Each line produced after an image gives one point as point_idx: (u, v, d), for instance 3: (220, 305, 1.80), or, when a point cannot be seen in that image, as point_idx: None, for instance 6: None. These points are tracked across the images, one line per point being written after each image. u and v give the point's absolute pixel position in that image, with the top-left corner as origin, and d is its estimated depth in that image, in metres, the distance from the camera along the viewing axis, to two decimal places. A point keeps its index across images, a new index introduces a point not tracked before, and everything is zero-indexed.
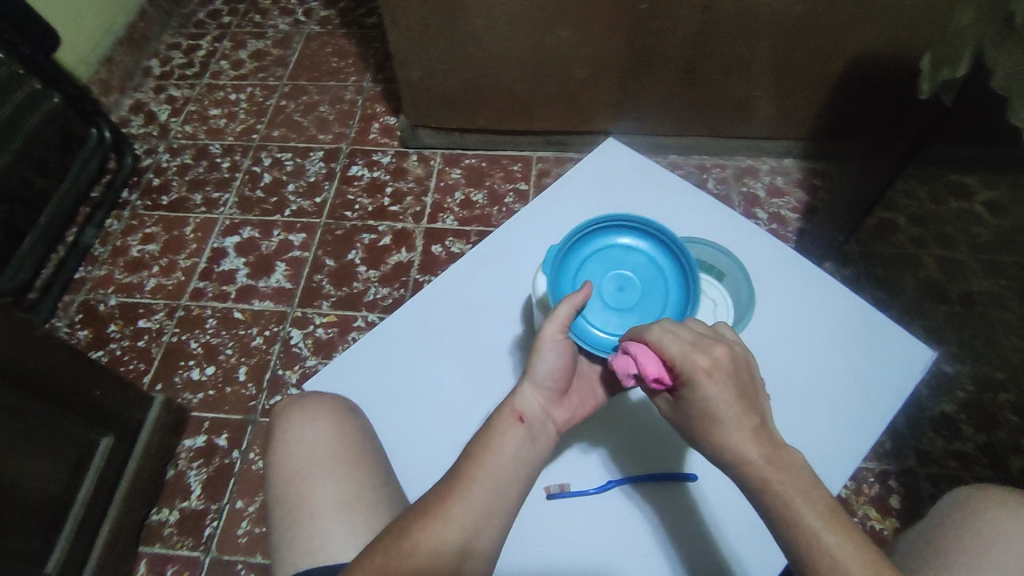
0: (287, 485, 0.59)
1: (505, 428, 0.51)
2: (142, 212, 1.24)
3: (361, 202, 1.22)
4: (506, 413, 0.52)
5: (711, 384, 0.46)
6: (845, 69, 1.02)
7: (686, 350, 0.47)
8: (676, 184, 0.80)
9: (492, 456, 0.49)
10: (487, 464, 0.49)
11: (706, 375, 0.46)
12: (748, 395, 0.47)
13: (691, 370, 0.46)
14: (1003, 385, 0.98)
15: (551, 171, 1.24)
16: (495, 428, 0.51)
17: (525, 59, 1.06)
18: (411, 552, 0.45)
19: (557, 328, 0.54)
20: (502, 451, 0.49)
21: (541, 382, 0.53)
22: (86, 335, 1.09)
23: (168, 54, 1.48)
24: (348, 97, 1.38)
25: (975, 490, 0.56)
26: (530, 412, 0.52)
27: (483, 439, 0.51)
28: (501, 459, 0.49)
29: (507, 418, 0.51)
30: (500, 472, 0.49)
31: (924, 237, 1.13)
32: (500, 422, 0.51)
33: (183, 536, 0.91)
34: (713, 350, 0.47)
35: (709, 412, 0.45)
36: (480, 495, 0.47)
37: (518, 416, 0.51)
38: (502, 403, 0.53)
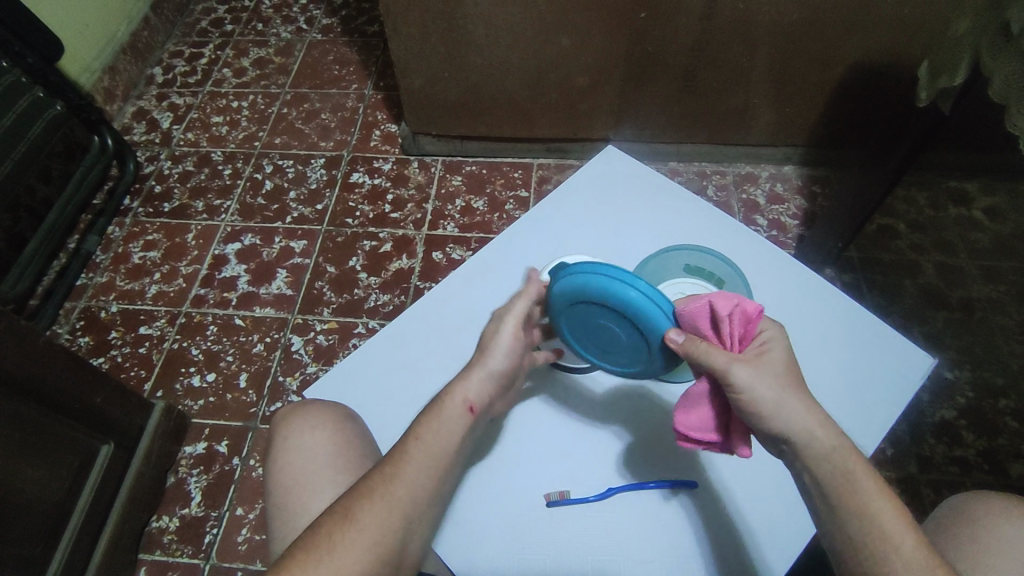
0: (286, 494, 0.59)
1: (454, 415, 0.51)
2: (143, 219, 1.25)
3: (362, 209, 1.23)
4: (456, 399, 0.52)
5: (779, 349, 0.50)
6: (843, 76, 1.03)
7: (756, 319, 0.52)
8: (675, 191, 0.80)
9: (439, 441, 0.50)
10: (433, 449, 0.49)
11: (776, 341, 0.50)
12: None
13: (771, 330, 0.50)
14: (1004, 392, 0.98)
15: (551, 178, 1.24)
16: (443, 412, 0.51)
17: (524, 67, 1.07)
18: (356, 535, 0.45)
19: (513, 331, 0.55)
20: (450, 438, 0.50)
21: (492, 372, 0.54)
22: (87, 342, 1.10)
23: (171, 62, 1.49)
24: (350, 104, 1.38)
25: (969, 497, 0.56)
26: (478, 402, 0.52)
27: (428, 418, 0.51)
28: (448, 445, 0.50)
29: (455, 404, 0.52)
30: (444, 458, 0.49)
31: (924, 243, 1.13)
32: (449, 406, 0.51)
33: (183, 543, 0.91)
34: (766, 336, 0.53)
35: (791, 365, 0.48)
36: (424, 481, 0.48)
37: (468, 406, 0.52)
38: (454, 388, 0.52)
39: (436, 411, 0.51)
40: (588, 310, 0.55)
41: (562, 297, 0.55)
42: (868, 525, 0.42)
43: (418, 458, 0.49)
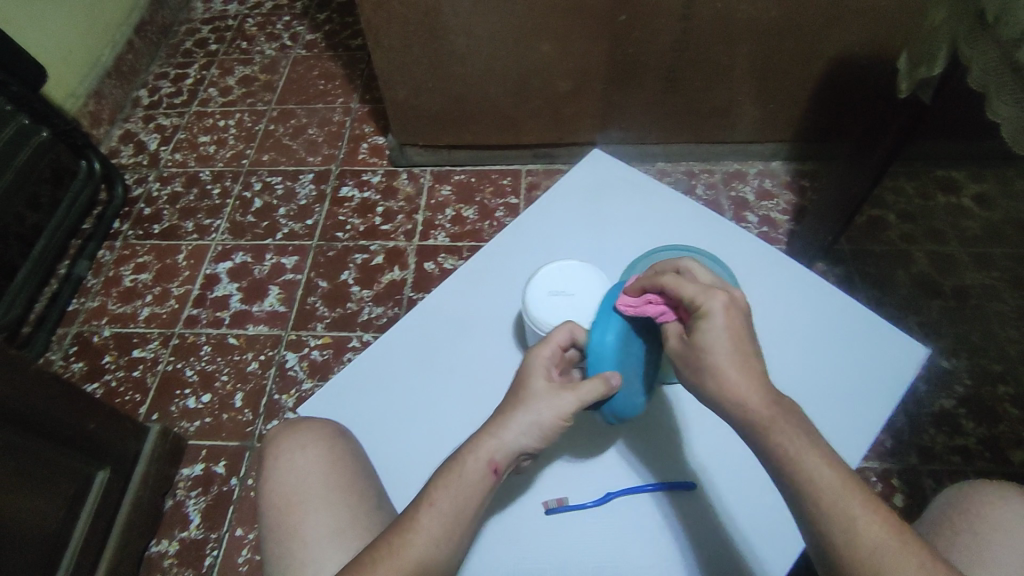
0: (278, 513, 0.58)
1: (476, 476, 0.51)
2: (133, 241, 1.24)
3: (353, 223, 1.22)
4: (481, 460, 0.52)
5: (723, 318, 0.47)
6: (826, 71, 1.03)
7: (701, 286, 0.49)
8: (664, 191, 0.80)
9: (452, 506, 0.50)
10: (448, 516, 0.50)
11: (722, 308, 0.47)
12: (754, 338, 0.48)
13: (707, 303, 0.47)
14: (1001, 377, 0.98)
15: (541, 184, 1.24)
16: (468, 476, 0.51)
17: (508, 74, 1.07)
18: None
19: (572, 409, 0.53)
20: (467, 503, 0.50)
21: (528, 439, 0.53)
22: (81, 368, 1.09)
23: (157, 84, 1.50)
24: (336, 119, 1.39)
25: (982, 484, 0.55)
26: (504, 463, 0.52)
27: (448, 478, 0.51)
28: (465, 510, 0.50)
29: (479, 464, 0.52)
30: (457, 526, 0.50)
31: (914, 233, 1.14)
32: (474, 470, 0.51)
33: (183, 566, 0.90)
34: (730, 293, 0.49)
35: (718, 341, 0.46)
36: (437, 549, 0.48)
37: (493, 468, 0.52)
38: (479, 445, 0.52)
39: (456, 472, 0.51)
40: (630, 349, 0.57)
41: (618, 340, 0.56)
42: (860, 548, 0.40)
43: (427, 521, 0.49)
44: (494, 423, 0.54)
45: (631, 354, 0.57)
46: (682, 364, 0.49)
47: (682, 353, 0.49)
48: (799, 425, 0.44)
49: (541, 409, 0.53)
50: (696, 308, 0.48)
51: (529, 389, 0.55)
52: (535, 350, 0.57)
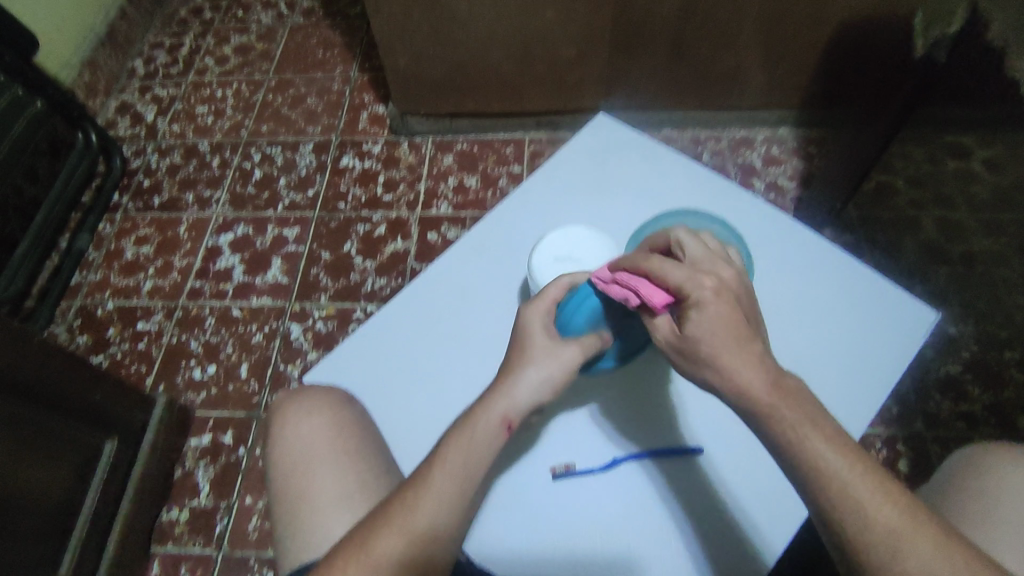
0: (287, 478, 0.59)
1: (490, 434, 0.51)
2: (133, 214, 1.23)
3: (354, 193, 1.21)
4: (494, 418, 0.51)
5: (715, 306, 0.45)
6: (837, 33, 1.00)
7: (688, 272, 0.47)
8: (671, 156, 0.78)
9: (465, 464, 0.50)
10: (461, 476, 0.49)
11: (712, 296, 0.45)
12: (749, 322, 0.45)
13: (695, 291, 0.46)
14: (1008, 344, 0.97)
15: (544, 152, 1.22)
16: (481, 434, 0.51)
17: (510, 39, 1.05)
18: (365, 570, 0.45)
19: (578, 359, 0.54)
20: (479, 463, 0.50)
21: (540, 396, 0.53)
22: (86, 340, 1.09)
23: (152, 54, 1.46)
24: (335, 88, 1.36)
25: (999, 447, 0.55)
26: (517, 419, 0.52)
27: (460, 437, 0.51)
28: (477, 470, 0.50)
29: (492, 423, 0.51)
30: (470, 486, 0.50)
31: (924, 199, 1.12)
32: (488, 428, 0.51)
33: (194, 534, 0.91)
34: (719, 275, 0.47)
35: (711, 330, 0.44)
36: (449, 510, 0.49)
37: (506, 425, 0.51)
38: (492, 403, 0.52)
39: (468, 431, 0.51)
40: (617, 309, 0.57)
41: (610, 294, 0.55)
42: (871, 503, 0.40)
43: (439, 481, 0.49)
44: (504, 380, 0.53)
45: (617, 313, 0.57)
46: (679, 359, 0.46)
47: (676, 346, 0.46)
48: (808, 396, 0.43)
49: (552, 361, 0.54)
50: (684, 298, 0.46)
51: (532, 344, 0.54)
52: (532, 303, 0.57)
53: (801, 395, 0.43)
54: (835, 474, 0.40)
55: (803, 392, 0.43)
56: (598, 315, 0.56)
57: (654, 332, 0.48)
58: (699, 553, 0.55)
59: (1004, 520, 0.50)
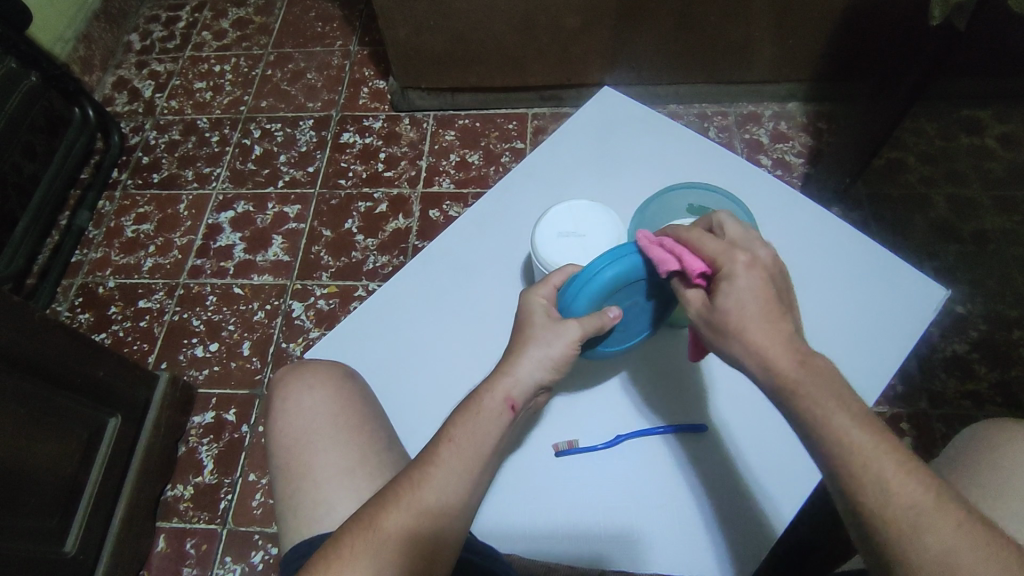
0: (288, 454, 0.58)
1: (494, 413, 0.51)
2: (133, 191, 1.22)
3: (355, 170, 1.20)
4: (497, 397, 0.52)
5: (747, 278, 0.44)
6: (850, 3, 0.97)
7: (725, 244, 0.46)
8: (678, 129, 0.77)
9: (471, 442, 0.50)
10: (469, 452, 0.49)
11: (745, 269, 0.45)
12: (781, 298, 0.45)
13: (729, 264, 0.45)
14: (1017, 323, 0.96)
15: (547, 128, 1.20)
16: (485, 414, 0.51)
17: (513, 10, 1.02)
18: (375, 545, 0.44)
19: (579, 336, 0.53)
20: (487, 440, 0.50)
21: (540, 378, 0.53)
22: (88, 318, 1.09)
23: (148, 28, 1.44)
24: (335, 62, 1.33)
25: (1011, 424, 0.54)
26: (519, 400, 0.52)
27: (465, 417, 0.51)
28: (484, 447, 0.50)
29: (496, 402, 0.51)
30: (477, 462, 0.49)
31: (934, 176, 1.10)
32: (491, 408, 0.51)
33: (199, 510, 0.92)
34: (756, 251, 0.46)
35: (742, 303, 0.44)
36: (459, 484, 0.48)
37: (509, 404, 0.52)
38: (495, 384, 0.52)
39: (474, 410, 0.51)
40: (620, 295, 0.55)
41: (611, 281, 0.54)
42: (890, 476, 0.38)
43: (447, 458, 0.49)
44: (506, 360, 0.53)
45: (620, 298, 0.55)
46: (707, 331, 0.47)
47: (705, 319, 0.47)
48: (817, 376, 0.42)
49: (552, 338, 0.53)
50: (717, 269, 0.46)
51: (532, 326, 0.54)
52: (533, 290, 0.56)
53: (813, 373, 0.42)
54: (846, 452, 0.39)
55: (810, 368, 0.42)
56: (599, 301, 0.55)
57: (687, 302, 0.49)
58: (705, 529, 0.55)
59: (1014, 497, 0.49)
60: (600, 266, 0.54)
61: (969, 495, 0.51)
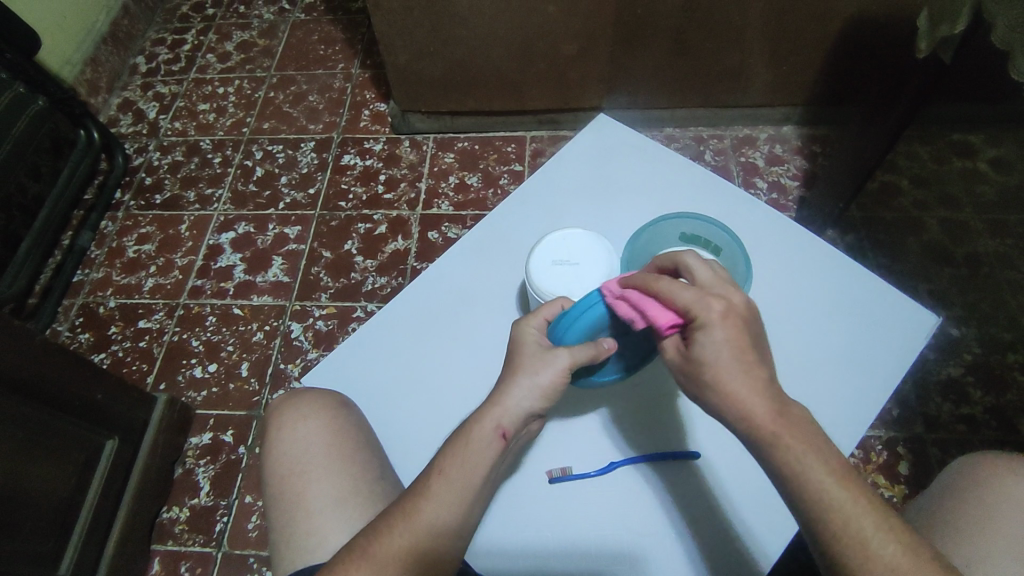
0: (283, 483, 0.59)
1: (484, 442, 0.51)
2: (136, 212, 1.24)
3: (356, 192, 1.21)
4: (489, 426, 0.51)
5: (722, 328, 0.45)
6: (843, 30, 0.99)
7: (695, 293, 0.47)
8: (673, 157, 0.78)
9: (463, 473, 0.50)
10: (460, 482, 0.49)
11: (718, 318, 0.45)
12: (755, 344, 0.46)
13: (702, 313, 0.46)
14: (1012, 347, 0.96)
15: (545, 151, 1.22)
16: (475, 442, 0.51)
17: (512, 37, 1.04)
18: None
19: (568, 364, 0.53)
20: (478, 470, 0.50)
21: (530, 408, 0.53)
22: (88, 338, 1.10)
23: (154, 50, 1.46)
24: (337, 85, 1.36)
25: (998, 457, 0.54)
26: (511, 428, 0.52)
27: (457, 447, 0.51)
28: (475, 477, 0.50)
29: (486, 431, 0.51)
30: (470, 490, 0.50)
31: (928, 200, 1.11)
32: (481, 437, 0.51)
33: (194, 532, 0.92)
34: (727, 297, 0.47)
35: (718, 355, 0.44)
36: (451, 517, 0.48)
37: (500, 433, 0.52)
38: (486, 412, 0.52)
39: (464, 441, 0.51)
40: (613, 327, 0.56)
41: (604, 314, 0.54)
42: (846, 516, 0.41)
43: (442, 490, 0.49)
44: (498, 389, 0.53)
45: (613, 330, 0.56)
46: (685, 380, 0.47)
47: (683, 368, 0.47)
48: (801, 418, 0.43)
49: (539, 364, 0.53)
50: (692, 318, 0.46)
51: (523, 357, 0.54)
52: (524, 320, 0.57)
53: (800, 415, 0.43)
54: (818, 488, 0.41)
55: (798, 417, 0.43)
56: (591, 332, 0.55)
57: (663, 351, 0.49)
58: (698, 556, 0.55)
59: (1002, 531, 0.50)
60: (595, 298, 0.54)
61: (958, 528, 0.51)
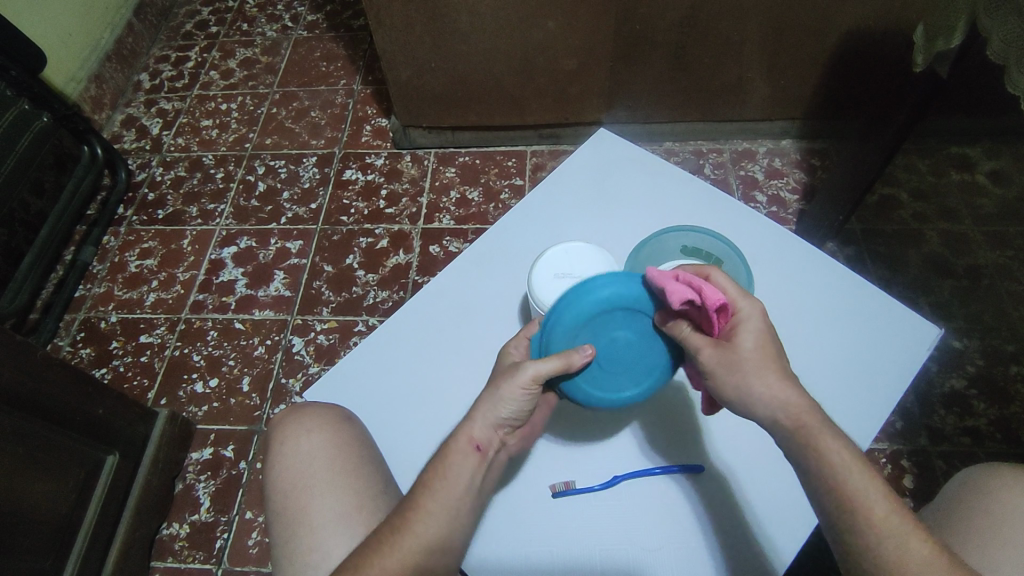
0: (286, 499, 0.58)
1: (461, 457, 0.50)
2: (138, 227, 1.24)
3: (357, 206, 1.22)
4: (462, 441, 0.51)
5: (763, 323, 0.50)
6: (840, 44, 1.00)
7: (741, 291, 0.52)
8: (673, 171, 0.79)
9: (448, 486, 0.49)
10: (443, 496, 0.49)
11: (761, 314, 0.50)
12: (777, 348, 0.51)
13: (748, 307, 0.50)
14: (1014, 358, 0.96)
15: (546, 165, 1.23)
16: (450, 456, 0.50)
17: (512, 53, 1.05)
18: None
19: (530, 379, 0.52)
20: (459, 483, 0.49)
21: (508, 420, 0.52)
22: (88, 353, 1.10)
23: (158, 67, 1.48)
24: (339, 101, 1.37)
25: (1006, 468, 0.54)
26: (484, 439, 0.52)
27: (438, 463, 0.50)
28: (457, 489, 0.49)
29: (462, 444, 0.51)
30: (457, 504, 0.49)
31: (927, 212, 1.11)
32: (456, 451, 0.50)
33: (194, 549, 0.91)
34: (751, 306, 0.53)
35: (761, 344, 0.49)
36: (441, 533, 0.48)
37: (474, 445, 0.51)
38: (461, 427, 0.52)
39: (444, 458, 0.50)
40: (603, 326, 0.55)
41: (604, 300, 0.55)
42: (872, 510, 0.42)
43: (431, 507, 0.48)
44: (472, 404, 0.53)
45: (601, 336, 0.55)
46: (723, 371, 0.49)
47: (719, 361, 0.49)
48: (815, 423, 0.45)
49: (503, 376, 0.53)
50: (736, 310, 0.50)
51: (501, 371, 0.55)
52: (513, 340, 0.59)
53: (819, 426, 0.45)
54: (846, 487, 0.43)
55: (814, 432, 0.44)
56: (580, 329, 0.55)
57: (695, 351, 0.51)
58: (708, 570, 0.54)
59: (1010, 543, 0.49)
60: (597, 283, 0.55)
61: (966, 540, 0.51)
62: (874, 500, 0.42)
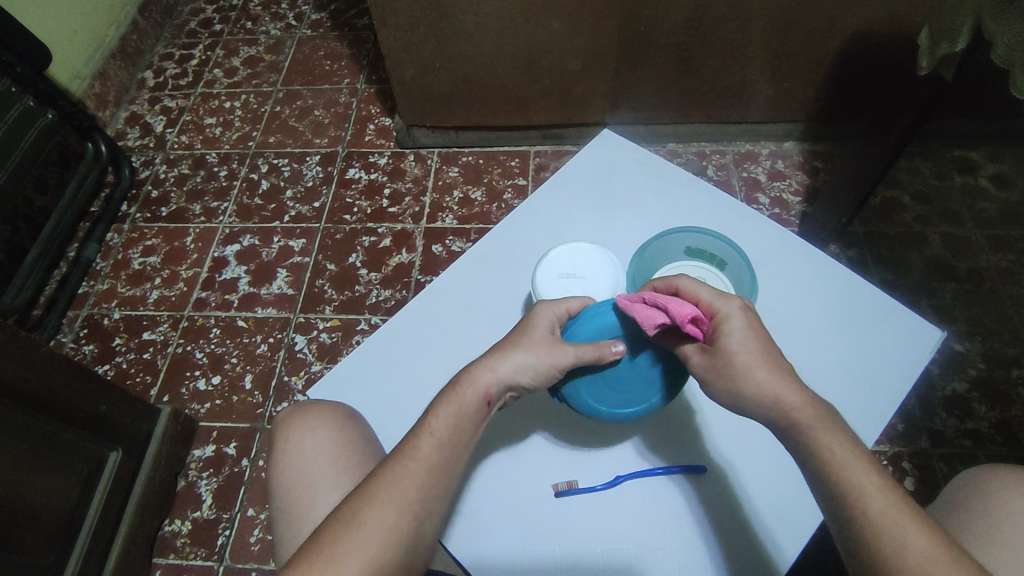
0: (290, 496, 0.58)
1: (474, 409, 0.50)
2: (141, 224, 1.24)
3: (360, 205, 1.22)
4: (479, 391, 0.50)
5: (743, 320, 0.50)
6: (844, 47, 1.00)
7: (717, 291, 0.52)
8: (676, 172, 0.79)
9: (451, 436, 0.49)
10: (445, 444, 0.48)
11: (740, 310, 0.50)
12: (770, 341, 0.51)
13: (725, 307, 0.50)
14: (1015, 362, 0.96)
15: (549, 165, 1.23)
16: (462, 403, 0.49)
17: (517, 53, 1.05)
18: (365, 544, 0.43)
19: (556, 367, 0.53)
20: (465, 434, 0.49)
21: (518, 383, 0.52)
22: (92, 350, 1.10)
23: (162, 65, 1.48)
24: (342, 100, 1.37)
25: (1009, 471, 0.54)
26: (495, 395, 0.51)
27: (445, 408, 0.50)
28: (461, 441, 0.49)
29: (477, 395, 0.50)
30: (456, 456, 0.49)
31: (930, 215, 1.12)
32: (471, 400, 0.50)
33: (196, 546, 0.91)
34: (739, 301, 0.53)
35: (744, 344, 0.49)
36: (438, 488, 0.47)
37: (487, 399, 0.50)
38: (478, 375, 0.51)
39: (454, 396, 0.50)
40: None
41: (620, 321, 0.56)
42: (869, 505, 0.42)
43: (433, 458, 0.48)
44: (494, 355, 0.52)
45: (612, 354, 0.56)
46: (712, 376, 0.50)
47: (707, 367, 0.50)
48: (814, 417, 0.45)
49: (537, 344, 0.52)
50: (715, 312, 0.51)
51: (530, 333, 0.54)
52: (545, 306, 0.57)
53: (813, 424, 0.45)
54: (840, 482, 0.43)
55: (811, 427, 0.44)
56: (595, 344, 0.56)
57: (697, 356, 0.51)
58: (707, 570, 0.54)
59: (1012, 545, 0.49)
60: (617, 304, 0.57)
61: (967, 542, 0.51)
62: (872, 495, 0.42)
